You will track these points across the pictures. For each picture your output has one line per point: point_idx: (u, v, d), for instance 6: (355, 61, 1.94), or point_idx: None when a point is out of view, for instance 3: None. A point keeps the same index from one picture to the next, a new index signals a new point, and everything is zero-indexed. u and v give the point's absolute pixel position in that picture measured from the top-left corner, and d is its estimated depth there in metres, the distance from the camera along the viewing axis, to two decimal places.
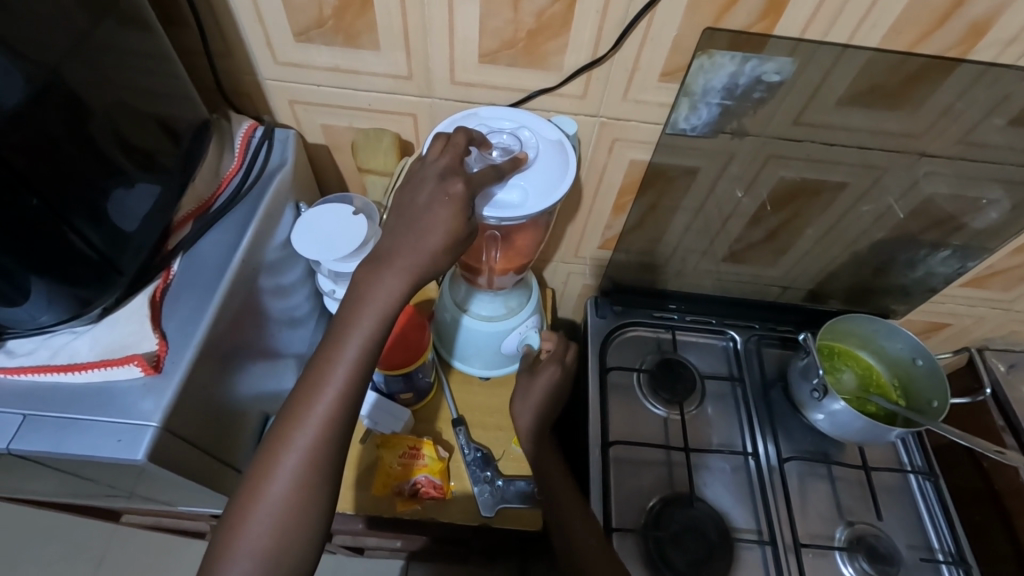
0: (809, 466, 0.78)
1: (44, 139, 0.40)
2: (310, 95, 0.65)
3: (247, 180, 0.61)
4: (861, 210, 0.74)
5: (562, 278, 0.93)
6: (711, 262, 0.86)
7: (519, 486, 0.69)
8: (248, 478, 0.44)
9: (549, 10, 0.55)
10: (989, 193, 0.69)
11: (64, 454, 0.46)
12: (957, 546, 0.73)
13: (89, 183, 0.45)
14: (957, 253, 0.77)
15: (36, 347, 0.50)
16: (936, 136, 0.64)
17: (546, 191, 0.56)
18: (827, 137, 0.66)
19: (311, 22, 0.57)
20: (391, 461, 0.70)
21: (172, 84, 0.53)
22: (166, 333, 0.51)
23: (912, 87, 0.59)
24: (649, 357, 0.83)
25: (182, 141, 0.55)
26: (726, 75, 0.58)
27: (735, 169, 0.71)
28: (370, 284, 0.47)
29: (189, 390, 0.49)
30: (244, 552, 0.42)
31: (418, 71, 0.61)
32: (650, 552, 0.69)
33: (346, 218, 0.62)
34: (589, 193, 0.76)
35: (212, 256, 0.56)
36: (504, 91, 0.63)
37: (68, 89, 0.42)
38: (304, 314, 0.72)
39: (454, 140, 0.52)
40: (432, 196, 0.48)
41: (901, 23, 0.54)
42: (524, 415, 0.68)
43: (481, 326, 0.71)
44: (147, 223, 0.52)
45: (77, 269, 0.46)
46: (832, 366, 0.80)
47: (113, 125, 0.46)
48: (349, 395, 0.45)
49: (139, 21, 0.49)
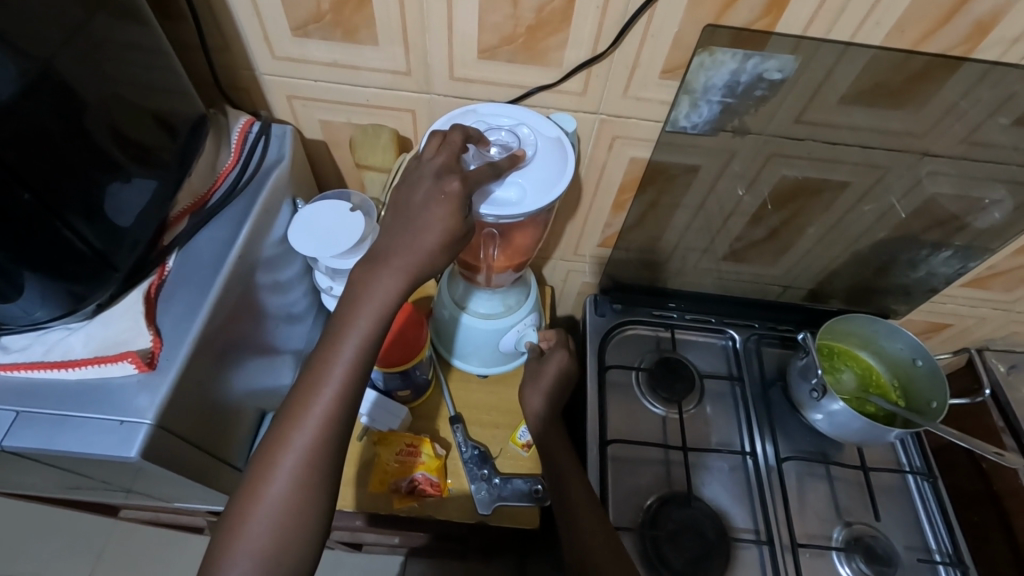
0: (808, 465, 0.78)
1: (37, 133, 0.40)
2: (308, 90, 0.64)
3: (244, 176, 0.61)
4: (863, 209, 0.74)
5: (562, 276, 0.93)
6: (711, 261, 0.85)
7: (517, 484, 0.68)
8: (246, 478, 0.44)
9: (549, 5, 0.54)
10: (991, 193, 0.69)
11: (58, 452, 0.46)
12: (955, 547, 0.73)
13: (84, 178, 0.44)
14: (959, 253, 0.76)
15: (30, 343, 0.50)
16: (939, 136, 0.64)
17: (545, 189, 0.55)
18: (830, 136, 0.65)
19: (309, 16, 0.57)
20: (388, 458, 0.69)
21: (168, 77, 0.53)
22: (161, 330, 0.50)
23: (916, 86, 0.58)
24: (648, 356, 0.83)
25: (179, 136, 0.55)
26: (727, 72, 0.58)
27: (736, 168, 0.71)
28: (367, 283, 0.47)
29: (183, 387, 0.49)
30: (244, 552, 0.41)
31: (417, 67, 0.61)
32: (648, 551, 0.69)
33: (344, 214, 0.62)
34: (588, 191, 0.75)
35: (207, 252, 0.56)
36: (503, 88, 0.63)
37: (62, 82, 0.41)
38: (301, 311, 0.72)
39: (451, 138, 0.52)
40: (429, 194, 0.48)
41: (905, 22, 0.53)
42: (534, 398, 0.70)
43: (479, 324, 0.71)
44: (143, 219, 0.52)
45: (72, 264, 0.46)
46: (832, 366, 0.79)
47: (108, 118, 0.46)
48: (347, 395, 0.45)
49: (134, 14, 0.48)
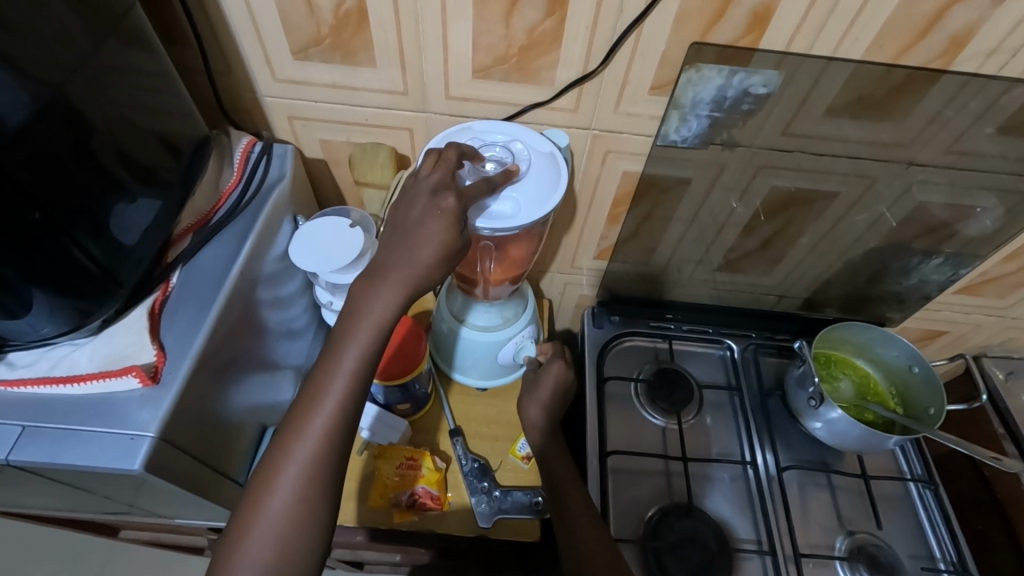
0: (809, 475, 0.78)
1: (46, 155, 0.41)
2: (308, 111, 0.66)
3: (246, 194, 0.62)
4: (854, 218, 0.75)
5: (560, 288, 0.94)
6: (706, 271, 0.86)
7: (516, 497, 0.69)
8: (249, 490, 0.44)
9: (541, 26, 0.56)
10: (982, 202, 0.70)
11: (62, 465, 0.46)
12: (959, 556, 0.73)
13: (91, 197, 0.46)
14: (949, 261, 0.78)
15: (35, 359, 0.51)
16: (924, 145, 0.65)
17: (539, 202, 0.57)
18: (817, 147, 0.67)
19: (309, 40, 0.59)
20: (388, 472, 0.70)
21: (174, 101, 0.55)
22: (164, 345, 0.51)
23: (898, 97, 0.60)
24: (646, 366, 0.84)
25: (182, 156, 0.56)
26: (714, 87, 0.60)
27: (727, 179, 0.72)
28: (366, 297, 0.48)
29: (185, 400, 0.50)
30: (245, 564, 0.42)
31: (414, 87, 0.63)
32: (649, 562, 0.69)
33: (344, 229, 0.63)
34: (583, 204, 0.76)
35: (210, 268, 0.57)
36: (497, 105, 0.64)
37: (71, 106, 0.43)
38: (302, 326, 0.73)
39: (446, 155, 0.53)
40: (425, 211, 0.49)
41: (884, 36, 0.55)
42: (532, 410, 0.71)
43: (478, 336, 0.72)
44: (148, 237, 0.53)
45: (77, 282, 0.47)
46: (830, 375, 0.81)
47: (115, 140, 0.47)
48: (346, 406, 0.46)
49: (140, 40, 0.50)
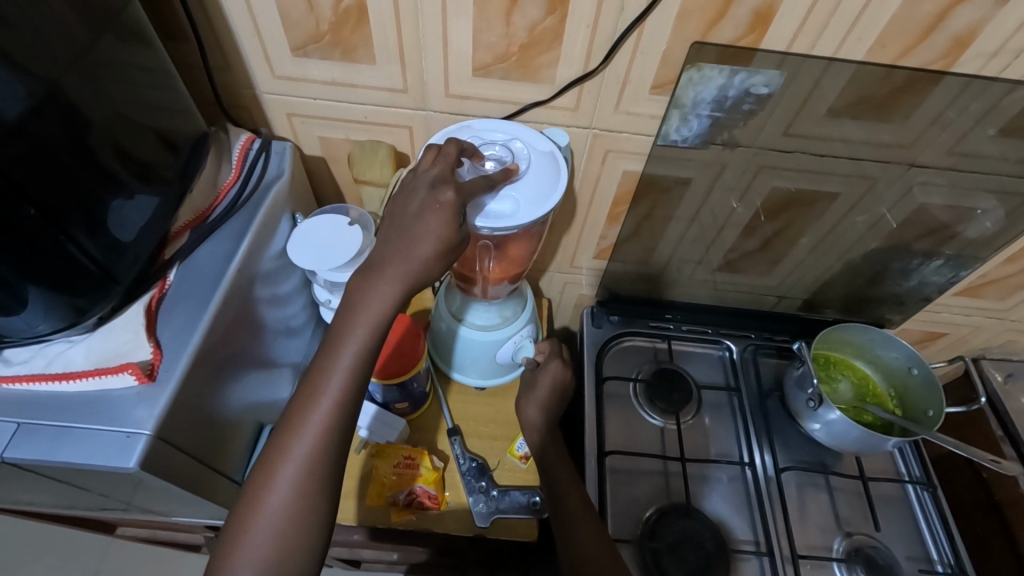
0: (807, 476, 0.78)
1: (42, 149, 0.41)
2: (307, 108, 0.66)
3: (244, 191, 0.62)
4: (854, 219, 0.75)
5: (559, 287, 0.94)
6: (706, 271, 0.86)
7: (514, 496, 0.68)
8: (247, 488, 0.44)
9: (542, 23, 0.56)
10: (982, 204, 0.70)
11: (58, 463, 0.46)
12: (956, 558, 0.73)
13: (88, 194, 0.45)
14: (949, 262, 0.77)
15: (31, 356, 0.50)
16: (926, 146, 0.65)
17: (537, 201, 0.56)
18: (818, 148, 0.66)
19: (308, 37, 0.58)
20: (386, 470, 0.70)
21: (171, 97, 0.54)
22: (161, 341, 0.51)
23: (901, 97, 0.59)
24: (645, 366, 0.84)
25: (181, 153, 0.56)
26: (715, 87, 0.59)
27: (727, 179, 0.72)
28: (363, 292, 0.47)
29: (180, 399, 0.49)
30: (244, 562, 0.42)
31: (413, 85, 0.62)
32: (647, 562, 0.69)
33: (341, 227, 0.63)
34: (583, 203, 0.76)
35: (207, 265, 0.57)
36: (498, 104, 0.64)
37: (68, 101, 0.43)
38: (299, 325, 0.72)
39: (445, 151, 0.52)
40: (423, 205, 0.48)
41: (886, 36, 0.55)
42: (530, 410, 0.70)
43: (476, 335, 0.71)
44: (145, 234, 0.53)
45: (74, 279, 0.47)
46: (828, 376, 0.81)
47: (113, 137, 0.47)
48: (344, 404, 0.46)
49: (137, 34, 0.49)
